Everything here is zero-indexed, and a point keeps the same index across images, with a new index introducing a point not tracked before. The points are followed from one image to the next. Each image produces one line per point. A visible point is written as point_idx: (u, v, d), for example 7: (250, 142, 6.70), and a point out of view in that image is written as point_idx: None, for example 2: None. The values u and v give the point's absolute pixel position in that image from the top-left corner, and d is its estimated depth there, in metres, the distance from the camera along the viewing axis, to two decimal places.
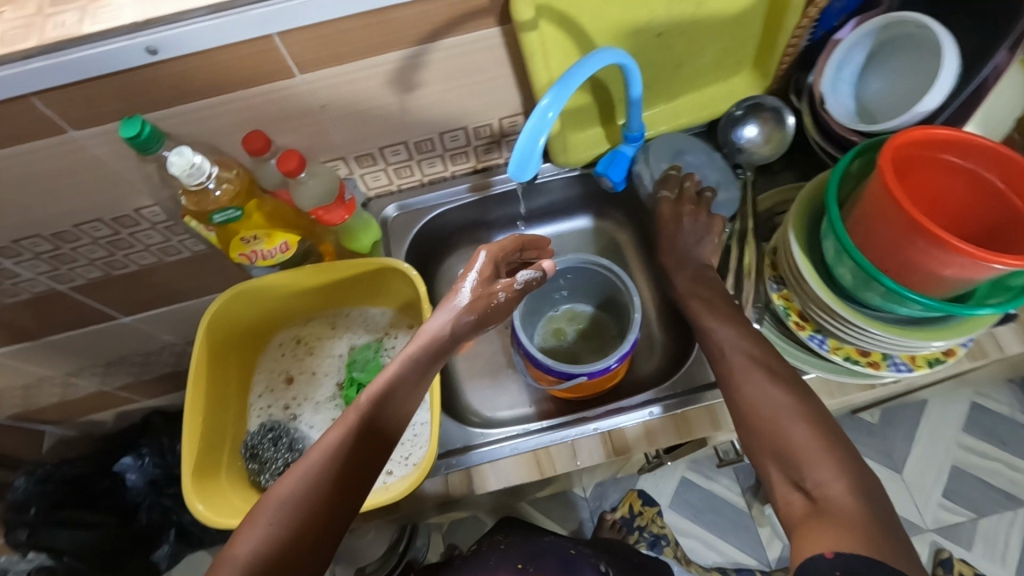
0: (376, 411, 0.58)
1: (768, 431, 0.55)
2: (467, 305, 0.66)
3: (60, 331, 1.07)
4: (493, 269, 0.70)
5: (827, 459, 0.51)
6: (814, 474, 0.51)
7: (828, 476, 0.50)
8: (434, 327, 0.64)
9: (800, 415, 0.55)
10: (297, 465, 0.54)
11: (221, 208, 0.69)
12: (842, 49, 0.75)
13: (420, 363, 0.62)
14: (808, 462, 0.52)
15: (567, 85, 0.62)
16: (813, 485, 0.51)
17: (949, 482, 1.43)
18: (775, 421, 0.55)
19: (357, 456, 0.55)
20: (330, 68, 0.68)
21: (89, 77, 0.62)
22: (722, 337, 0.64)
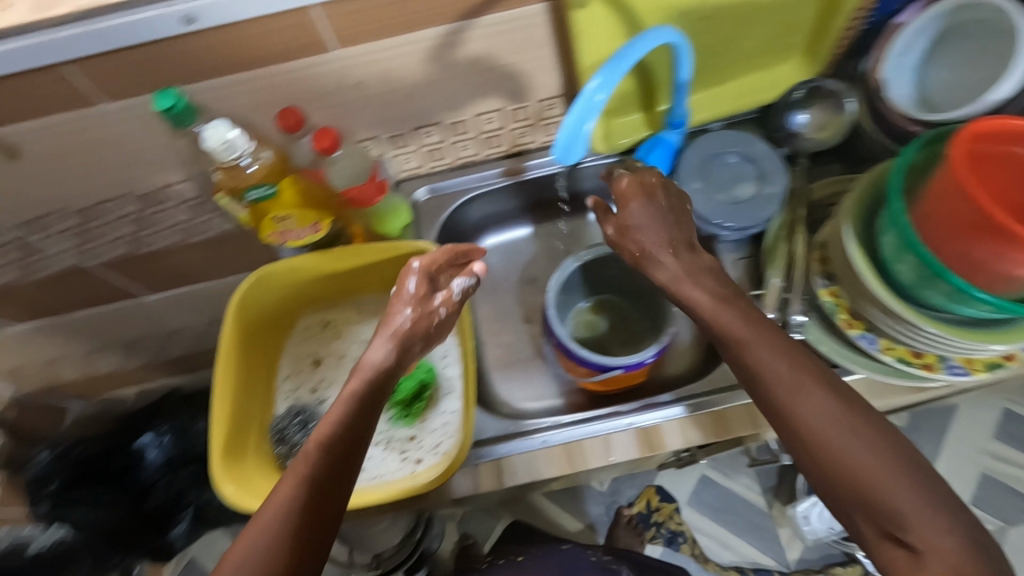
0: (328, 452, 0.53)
1: (834, 469, 0.50)
2: (408, 328, 0.59)
3: (84, 308, 1.06)
4: (428, 284, 0.63)
5: (921, 504, 0.47)
6: (914, 525, 0.47)
7: (931, 529, 0.46)
8: (374, 358, 0.57)
9: (876, 445, 0.49)
10: (249, 529, 0.51)
11: (256, 185, 0.67)
12: (906, 36, 0.71)
13: (365, 400, 0.56)
14: (903, 510, 0.47)
15: (619, 66, 0.59)
16: (915, 538, 0.47)
17: (977, 489, 1.39)
18: (845, 458, 0.50)
19: (315, 510, 0.52)
20: (366, 44, 0.66)
21: (121, 48, 0.60)
22: (758, 353, 0.55)
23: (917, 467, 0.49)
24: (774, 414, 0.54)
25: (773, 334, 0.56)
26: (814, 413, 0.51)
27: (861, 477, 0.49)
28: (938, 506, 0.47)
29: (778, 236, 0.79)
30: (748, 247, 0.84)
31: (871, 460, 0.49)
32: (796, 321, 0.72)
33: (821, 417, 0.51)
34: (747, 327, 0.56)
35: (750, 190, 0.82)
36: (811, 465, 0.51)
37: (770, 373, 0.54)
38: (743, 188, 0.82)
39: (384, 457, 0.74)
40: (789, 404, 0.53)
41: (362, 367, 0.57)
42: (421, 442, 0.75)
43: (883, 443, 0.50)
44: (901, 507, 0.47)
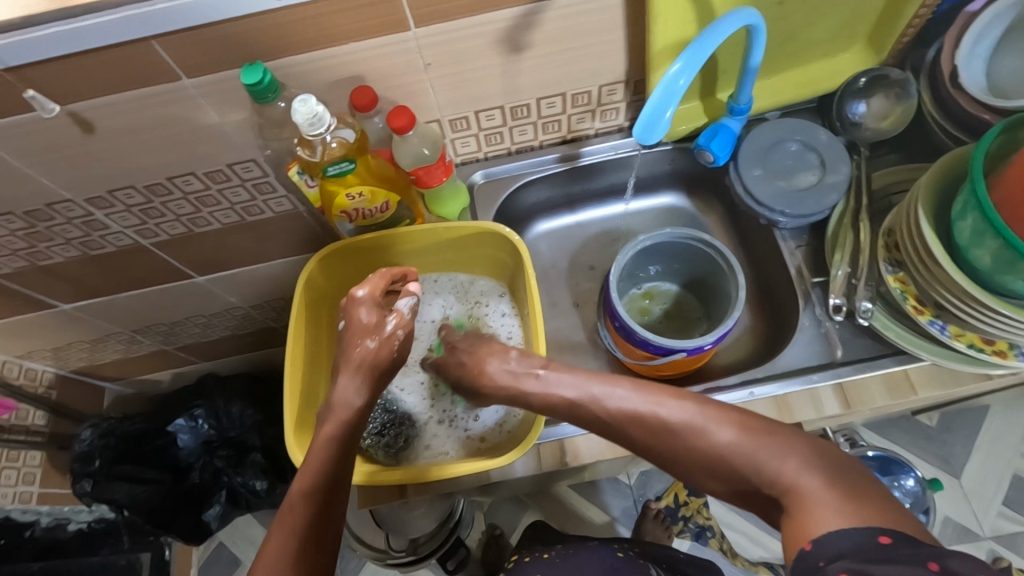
0: (317, 496, 0.51)
1: (689, 451, 0.52)
2: (371, 361, 0.61)
3: (134, 288, 1.08)
4: (378, 312, 0.64)
5: (756, 444, 0.49)
6: (773, 467, 0.47)
7: (779, 463, 0.47)
8: (347, 397, 0.59)
9: (708, 419, 0.52)
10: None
11: (336, 161, 0.68)
12: (980, 24, 0.71)
13: (344, 446, 0.55)
14: (757, 459, 0.48)
15: (701, 51, 0.60)
16: (778, 483, 0.47)
17: (1010, 491, 1.38)
18: (690, 440, 0.52)
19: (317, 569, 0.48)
20: (444, 25, 0.67)
21: (211, 22, 0.61)
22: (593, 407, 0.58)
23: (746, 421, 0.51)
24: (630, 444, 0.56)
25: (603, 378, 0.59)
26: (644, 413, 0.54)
27: (713, 446, 0.50)
28: (785, 440, 0.49)
29: (842, 224, 0.79)
30: (808, 234, 0.83)
31: (718, 433, 0.50)
32: (863, 308, 0.72)
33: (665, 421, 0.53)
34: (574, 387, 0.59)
35: (811, 179, 0.82)
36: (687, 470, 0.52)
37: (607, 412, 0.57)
38: (804, 177, 0.82)
39: (448, 436, 0.75)
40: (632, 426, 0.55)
41: (335, 408, 0.58)
42: (484, 421, 0.75)
43: (705, 414, 0.52)
44: (753, 458, 0.49)
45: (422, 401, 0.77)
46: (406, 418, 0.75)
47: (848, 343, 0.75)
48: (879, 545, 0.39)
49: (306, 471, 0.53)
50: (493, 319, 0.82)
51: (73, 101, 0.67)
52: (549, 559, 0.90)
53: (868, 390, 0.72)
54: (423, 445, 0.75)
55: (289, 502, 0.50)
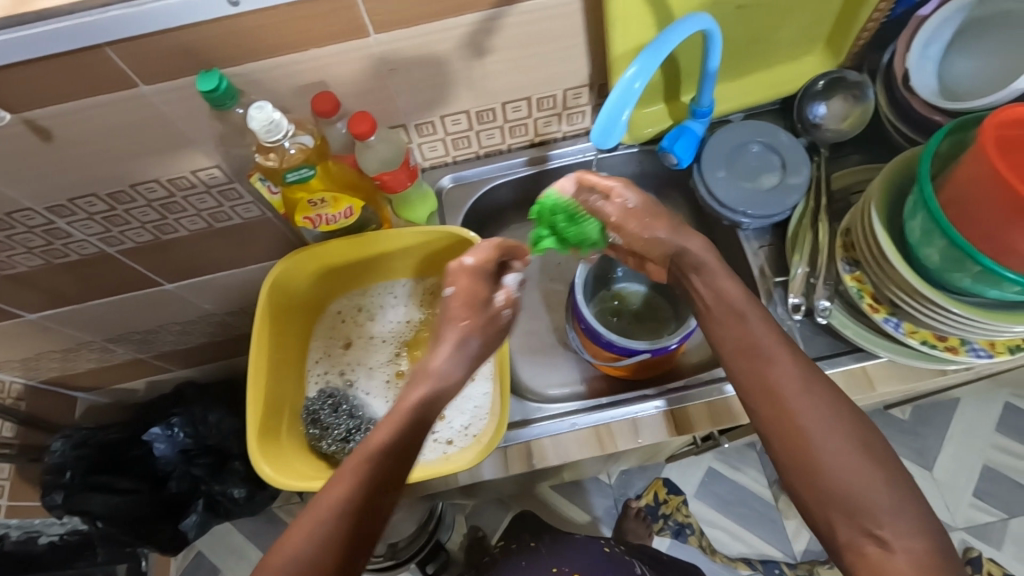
0: (395, 453, 0.49)
1: (840, 469, 0.50)
2: (469, 334, 0.56)
3: (102, 297, 1.06)
4: (487, 283, 0.60)
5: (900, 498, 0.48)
6: (891, 523, 0.48)
7: (908, 528, 0.48)
8: (443, 368, 0.54)
9: (857, 448, 0.50)
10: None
11: (295, 167, 0.68)
12: (931, 25, 0.72)
13: (423, 412, 0.51)
14: (880, 507, 0.48)
15: (657, 54, 0.60)
16: (890, 533, 0.48)
17: (981, 482, 1.41)
18: (842, 461, 0.50)
19: (348, 558, 0.46)
20: (405, 30, 0.67)
21: (165, 29, 0.61)
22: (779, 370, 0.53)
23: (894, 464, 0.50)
24: (776, 426, 0.53)
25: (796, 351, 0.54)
26: (805, 407, 0.52)
27: (843, 476, 0.49)
28: (915, 505, 0.49)
29: (803, 223, 0.80)
30: (770, 235, 0.84)
31: (860, 464, 0.49)
32: (821, 307, 0.73)
33: (830, 429, 0.51)
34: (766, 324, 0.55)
35: (772, 181, 0.83)
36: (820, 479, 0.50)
37: (759, 377, 0.54)
38: (767, 178, 0.83)
39: None
40: (787, 404, 0.52)
41: (428, 375, 0.53)
42: (452, 424, 0.75)
43: (859, 443, 0.50)
44: (879, 509, 0.48)
45: (388, 406, 0.77)
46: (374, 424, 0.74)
47: (810, 342, 0.76)
48: None
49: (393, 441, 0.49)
50: None
51: (30, 109, 0.66)
52: (537, 549, 0.96)
53: None
54: None
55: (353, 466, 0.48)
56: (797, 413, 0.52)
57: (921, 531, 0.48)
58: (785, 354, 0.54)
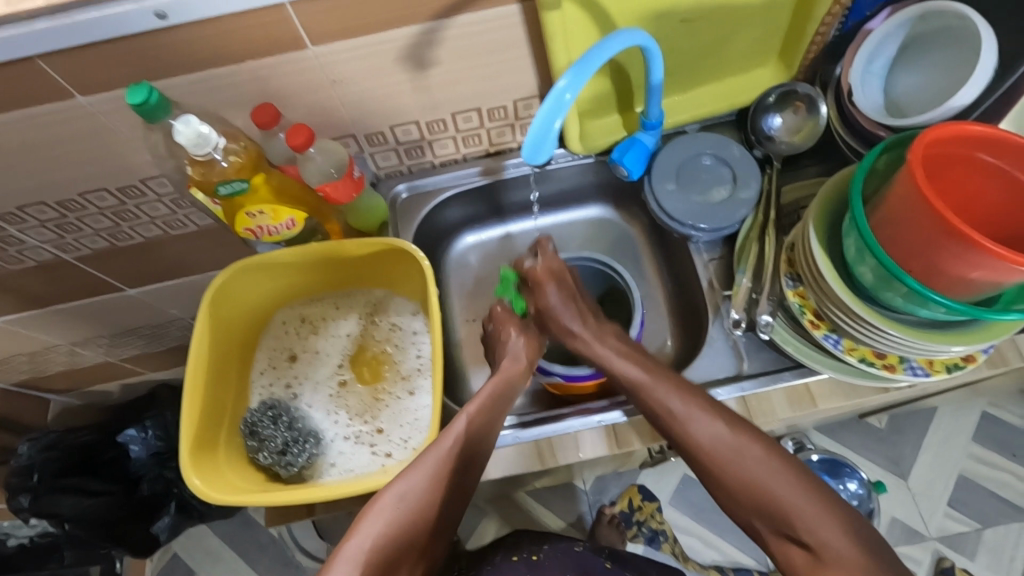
0: (488, 417, 0.67)
1: (754, 487, 0.55)
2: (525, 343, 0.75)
3: (64, 302, 1.06)
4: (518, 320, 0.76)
5: (815, 501, 0.53)
6: (803, 522, 0.53)
7: (820, 524, 0.52)
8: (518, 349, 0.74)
9: (779, 470, 0.55)
10: (369, 515, 0.58)
11: (227, 180, 0.67)
12: (873, 40, 0.72)
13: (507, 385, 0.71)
14: (796, 513, 0.53)
15: (589, 66, 0.60)
16: (808, 536, 0.52)
17: (956, 490, 1.40)
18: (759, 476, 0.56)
19: (446, 500, 0.61)
20: (343, 42, 0.67)
21: (94, 41, 0.60)
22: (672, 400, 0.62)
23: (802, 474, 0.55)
24: (686, 445, 0.61)
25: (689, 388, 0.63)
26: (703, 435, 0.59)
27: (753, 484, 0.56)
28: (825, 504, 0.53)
29: (750, 236, 0.80)
30: (721, 248, 0.84)
31: (782, 483, 0.55)
32: (763, 321, 0.73)
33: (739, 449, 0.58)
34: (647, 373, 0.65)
35: (723, 194, 0.82)
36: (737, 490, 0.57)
37: (667, 411, 0.62)
38: (717, 192, 0.82)
39: (353, 451, 0.76)
40: (687, 433, 0.60)
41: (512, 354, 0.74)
42: (391, 436, 0.76)
43: (772, 458, 0.56)
44: (790, 512, 0.53)
45: (329, 418, 0.78)
46: (312, 437, 0.74)
47: (753, 356, 0.76)
48: None
49: (476, 420, 0.66)
50: (404, 336, 0.81)
51: None
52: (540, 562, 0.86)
53: (770, 402, 0.73)
54: (327, 462, 0.75)
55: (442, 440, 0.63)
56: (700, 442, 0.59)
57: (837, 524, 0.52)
58: (669, 389, 0.63)
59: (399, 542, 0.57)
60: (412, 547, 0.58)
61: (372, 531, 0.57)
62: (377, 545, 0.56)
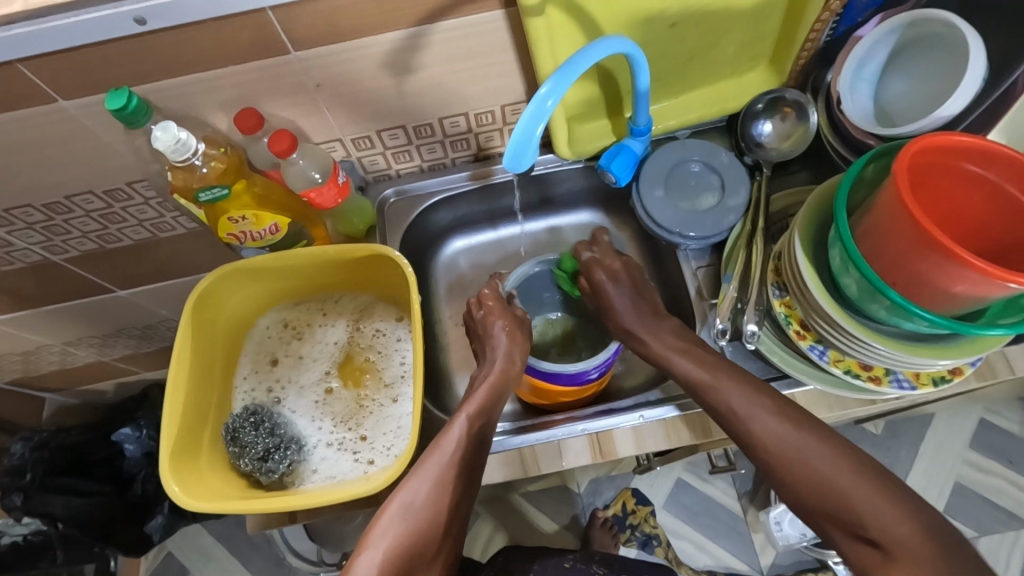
0: (484, 418, 0.67)
1: (814, 484, 0.55)
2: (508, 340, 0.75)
3: (55, 303, 1.06)
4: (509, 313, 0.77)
5: (876, 494, 0.52)
6: (863, 512, 0.52)
7: (894, 519, 0.51)
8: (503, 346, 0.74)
9: (831, 457, 0.55)
10: (377, 525, 0.58)
11: (207, 186, 0.67)
12: (863, 47, 0.71)
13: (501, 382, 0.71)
14: (859, 505, 0.52)
15: (571, 73, 0.59)
16: (875, 533, 0.51)
17: (952, 496, 1.37)
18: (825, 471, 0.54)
19: (455, 504, 0.61)
20: (324, 47, 0.66)
21: (73, 47, 0.59)
22: (724, 396, 0.62)
23: (866, 466, 0.54)
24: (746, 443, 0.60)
25: (741, 383, 0.63)
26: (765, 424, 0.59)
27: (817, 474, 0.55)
28: (884, 492, 0.52)
29: (738, 243, 0.79)
30: (709, 255, 0.83)
31: (838, 474, 0.54)
32: (749, 331, 0.72)
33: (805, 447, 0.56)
34: (705, 371, 0.65)
35: (711, 202, 0.82)
36: (796, 484, 0.56)
37: (726, 410, 0.62)
38: (705, 199, 0.83)
39: (335, 458, 0.76)
40: (749, 430, 0.60)
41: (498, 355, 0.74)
42: (374, 443, 0.76)
43: (830, 449, 0.56)
44: (859, 507, 0.52)
45: (313, 424, 0.78)
46: (294, 443, 0.74)
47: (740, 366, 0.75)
48: None
49: (473, 421, 0.66)
50: (388, 343, 0.82)
51: None
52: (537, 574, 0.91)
53: None
54: (309, 469, 0.75)
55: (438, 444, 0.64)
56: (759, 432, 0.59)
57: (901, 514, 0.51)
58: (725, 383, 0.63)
59: (411, 547, 0.57)
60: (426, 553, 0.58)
61: (382, 541, 0.57)
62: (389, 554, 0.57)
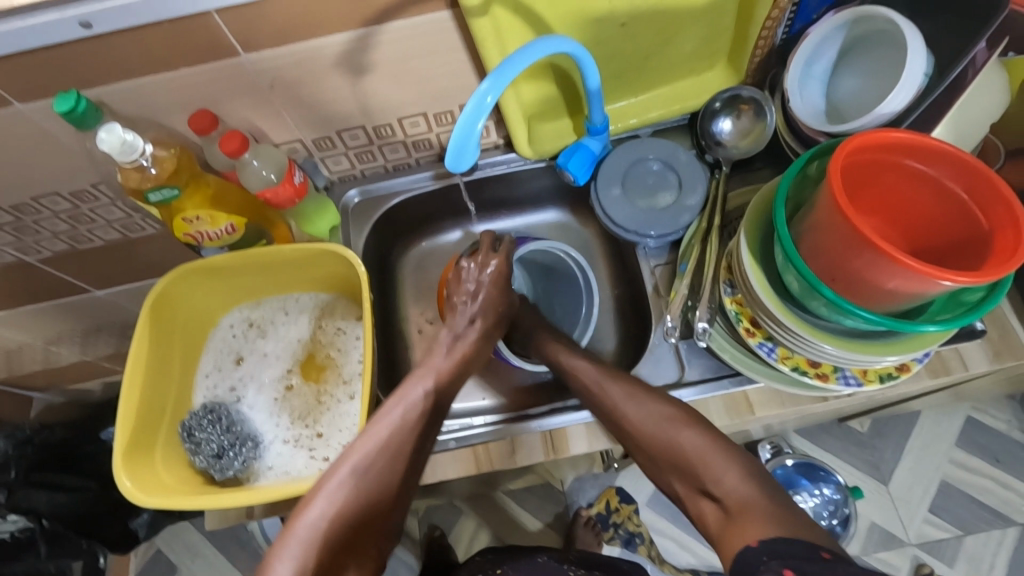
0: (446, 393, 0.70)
1: (666, 453, 0.62)
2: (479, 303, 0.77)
3: (34, 302, 1.07)
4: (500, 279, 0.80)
5: (721, 457, 0.59)
6: (712, 475, 0.58)
7: (722, 471, 0.58)
8: (478, 304, 0.77)
9: (688, 428, 0.62)
10: (322, 489, 0.58)
11: (157, 187, 0.68)
12: (813, 42, 0.71)
13: (472, 354, 0.75)
14: (705, 463, 0.59)
15: (511, 71, 0.59)
16: (719, 490, 0.58)
17: (937, 495, 1.34)
18: (673, 442, 0.62)
19: (404, 480, 0.62)
20: (274, 48, 0.67)
21: (21, 51, 0.60)
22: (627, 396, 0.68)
23: (718, 435, 0.61)
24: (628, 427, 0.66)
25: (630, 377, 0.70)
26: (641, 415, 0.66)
27: (679, 449, 0.61)
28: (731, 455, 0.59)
29: (693, 241, 0.79)
30: (668, 254, 0.84)
31: (690, 438, 0.61)
32: (700, 328, 0.72)
33: (659, 420, 0.64)
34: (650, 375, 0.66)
35: (668, 200, 0.83)
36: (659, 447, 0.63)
37: (619, 391, 0.68)
38: (662, 197, 0.83)
39: (291, 454, 0.78)
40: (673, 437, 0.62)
41: (473, 312, 0.77)
42: (330, 441, 0.77)
43: (688, 425, 0.62)
44: (706, 467, 0.59)
45: (272, 421, 0.79)
46: (250, 441, 0.75)
47: (693, 363, 0.77)
48: (821, 558, 0.48)
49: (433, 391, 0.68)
50: (347, 340, 0.83)
51: None
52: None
53: (707, 411, 0.74)
54: (264, 466, 0.76)
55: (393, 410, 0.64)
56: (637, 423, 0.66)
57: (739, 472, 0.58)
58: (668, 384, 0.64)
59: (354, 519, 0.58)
60: (371, 525, 0.59)
61: (324, 507, 0.57)
62: (332, 517, 0.57)
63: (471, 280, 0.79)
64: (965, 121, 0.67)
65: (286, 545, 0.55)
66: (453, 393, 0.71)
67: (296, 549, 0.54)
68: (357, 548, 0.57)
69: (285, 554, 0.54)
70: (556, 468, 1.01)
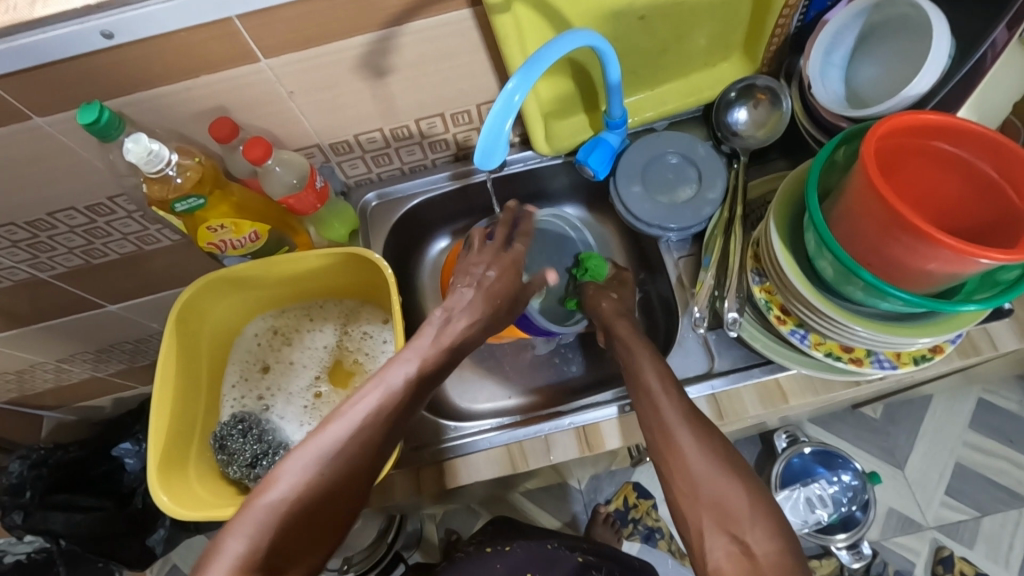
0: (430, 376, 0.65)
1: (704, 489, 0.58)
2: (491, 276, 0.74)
3: (46, 319, 1.05)
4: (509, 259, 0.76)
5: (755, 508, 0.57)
6: (752, 530, 0.56)
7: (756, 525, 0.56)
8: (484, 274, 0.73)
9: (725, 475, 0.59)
10: (284, 469, 0.56)
11: (183, 196, 0.68)
12: (830, 32, 0.72)
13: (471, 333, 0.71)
14: (741, 517, 0.56)
15: (537, 67, 0.58)
16: (751, 538, 0.55)
17: (953, 479, 1.35)
18: (707, 481, 0.59)
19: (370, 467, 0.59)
20: (295, 54, 0.66)
21: (44, 64, 0.59)
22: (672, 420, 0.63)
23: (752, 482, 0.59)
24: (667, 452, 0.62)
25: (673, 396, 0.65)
26: (697, 461, 0.60)
27: (720, 495, 0.58)
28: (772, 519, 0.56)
29: (715, 233, 0.80)
30: (691, 245, 0.84)
31: (733, 493, 0.58)
32: (730, 319, 0.72)
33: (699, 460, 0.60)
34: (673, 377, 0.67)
35: (689, 193, 0.83)
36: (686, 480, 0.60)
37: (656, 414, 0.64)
38: (683, 191, 0.83)
39: None
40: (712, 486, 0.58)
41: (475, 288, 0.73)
42: None
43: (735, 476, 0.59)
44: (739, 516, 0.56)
45: (303, 431, 0.79)
46: (283, 449, 0.76)
47: (723, 353, 0.77)
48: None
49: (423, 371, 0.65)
50: (374, 345, 0.83)
51: None
52: (513, 554, 0.93)
53: (740, 400, 0.74)
54: None
55: (369, 395, 0.61)
56: (688, 462, 0.60)
57: (774, 534, 0.55)
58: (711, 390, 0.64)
59: (310, 508, 0.55)
60: (327, 514, 0.56)
61: (288, 486, 0.55)
62: (290, 499, 0.55)
63: (473, 274, 0.73)
64: (985, 103, 0.67)
65: (244, 518, 0.54)
66: (442, 376, 0.67)
67: (251, 525, 0.53)
68: (309, 537, 0.55)
69: (239, 531, 0.53)
70: (578, 465, 1.00)
